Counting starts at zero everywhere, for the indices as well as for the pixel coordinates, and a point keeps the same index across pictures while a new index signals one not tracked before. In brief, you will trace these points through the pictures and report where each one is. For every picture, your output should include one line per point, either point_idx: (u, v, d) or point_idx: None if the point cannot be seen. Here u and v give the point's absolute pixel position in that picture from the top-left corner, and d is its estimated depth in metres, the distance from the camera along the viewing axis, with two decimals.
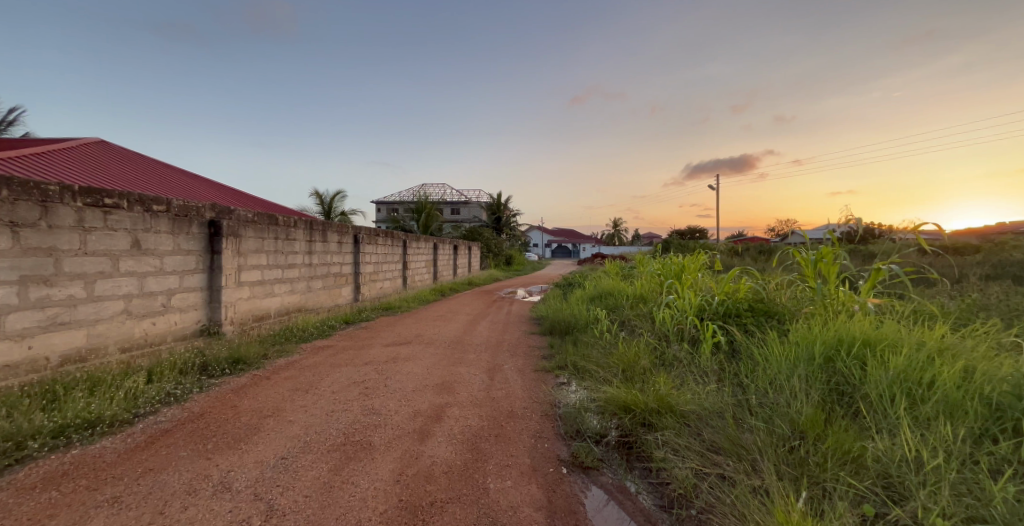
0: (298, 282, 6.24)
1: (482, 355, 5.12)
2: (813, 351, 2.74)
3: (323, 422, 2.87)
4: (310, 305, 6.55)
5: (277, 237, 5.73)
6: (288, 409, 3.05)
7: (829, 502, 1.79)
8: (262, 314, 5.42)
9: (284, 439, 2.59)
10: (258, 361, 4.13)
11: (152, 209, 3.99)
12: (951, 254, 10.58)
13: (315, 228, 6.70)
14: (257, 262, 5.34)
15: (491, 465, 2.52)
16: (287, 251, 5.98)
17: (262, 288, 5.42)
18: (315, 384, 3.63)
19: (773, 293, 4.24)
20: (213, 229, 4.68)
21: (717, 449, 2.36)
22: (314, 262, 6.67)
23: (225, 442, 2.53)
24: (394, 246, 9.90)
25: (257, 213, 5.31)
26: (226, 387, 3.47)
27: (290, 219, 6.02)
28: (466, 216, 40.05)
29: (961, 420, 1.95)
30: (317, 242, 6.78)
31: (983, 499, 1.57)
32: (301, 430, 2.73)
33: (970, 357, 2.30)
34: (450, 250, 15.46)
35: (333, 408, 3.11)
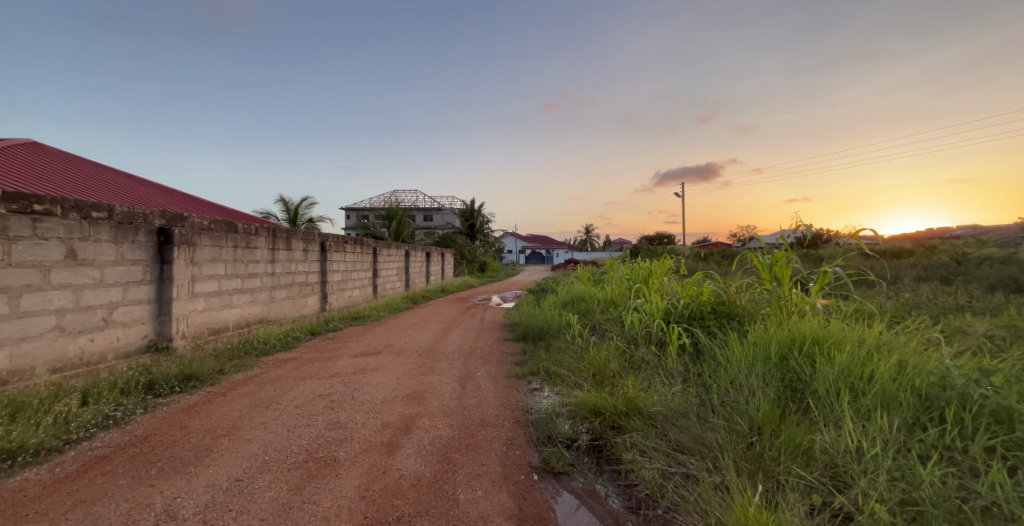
0: (259, 293, 6.01)
1: (454, 364, 5.08)
2: (769, 351, 2.89)
3: (285, 438, 2.77)
4: (273, 316, 6.30)
5: (236, 245, 5.52)
6: (245, 427, 2.92)
7: (781, 494, 1.88)
8: (219, 326, 5.19)
9: (241, 459, 2.48)
10: (212, 377, 3.94)
11: (91, 216, 3.77)
12: (887, 258, 11.42)
13: (278, 235, 6.47)
14: (214, 272, 5.12)
15: (462, 475, 2.50)
16: (247, 260, 5.74)
17: (219, 299, 5.20)
18: (276, 399, 3.50)
19: (733, 296, 4.44)
20: (163, 237, 4.45)
21: (682, 449, 2.44)
22: (277, 271, 6.43)
23: (170, 466, 2.40)
24: (364, 254, 9.70)
25: (214, 220, 5.09)
26: (175, 406, 3.30)
27: (250, 226, 5.80)
28: (438, 223, 39.66)
29: (896, 410, 2.10)
30: (281, 250, 6.56)
31: (914, 482, 1.69)
32: (260, 448, 2.63)
33: (904, 351, 2.50)
34: (423, 258, 15.23)
35: (296, 424, 3.00)
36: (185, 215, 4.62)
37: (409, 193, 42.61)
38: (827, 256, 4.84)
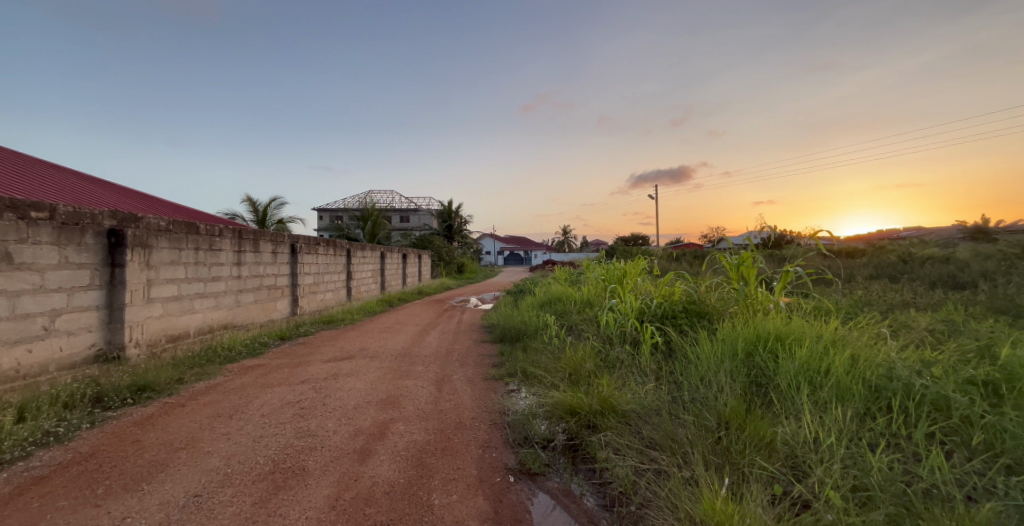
0: (224, 297, 5.78)
1: (431, 367, 5.03)
2: (736, 347, 2.99)
3: (250, 449, 2.67)
4: (239, 321, 6.07)
5: (197, 247, 5.30)
6: (206, 439, 2.80)
7: (746, 485, 1.95)
8: (178, 333, 4.96)
9: (201, 473, 2.38)
10: (169, 387, 3.77)
11: (29, 216, 3.55)
12: (842, 258, 12.03)
13: (245, 237, 6.24)
14: (173, 275, 4.90)
15: (437, 480, 2.48)
16: (210, 263, 5.52)
17: (178, 304, 4.97)
18: (241, 408, 3.38)
19: (704, 295, 4.56)
20: (114, 239, 4.23)
21: (655, 445, 2.50)
22: (244, 274, 6.21)
23: (119, 484, 2.27)
24: (337, 256, 9.47)
25: (172, 221, 4.88)
26: (126, 419, 3.13)
27: (213, 228, 5.58)
28: (414, 224, 39.19)
29: (850, 401, 2.21)
30: (248, 252, 6.33)
31: (865, 469, 1.78)
32: (222, 461, 2.53)
33: (857, 346, 2.63)
34: (399, 258, 15.01)
35: (262, 434, 2.91)
36: (139, 215, 4.39)
37: (385, 193, 41.97)
38: (789, 257, 5.04)
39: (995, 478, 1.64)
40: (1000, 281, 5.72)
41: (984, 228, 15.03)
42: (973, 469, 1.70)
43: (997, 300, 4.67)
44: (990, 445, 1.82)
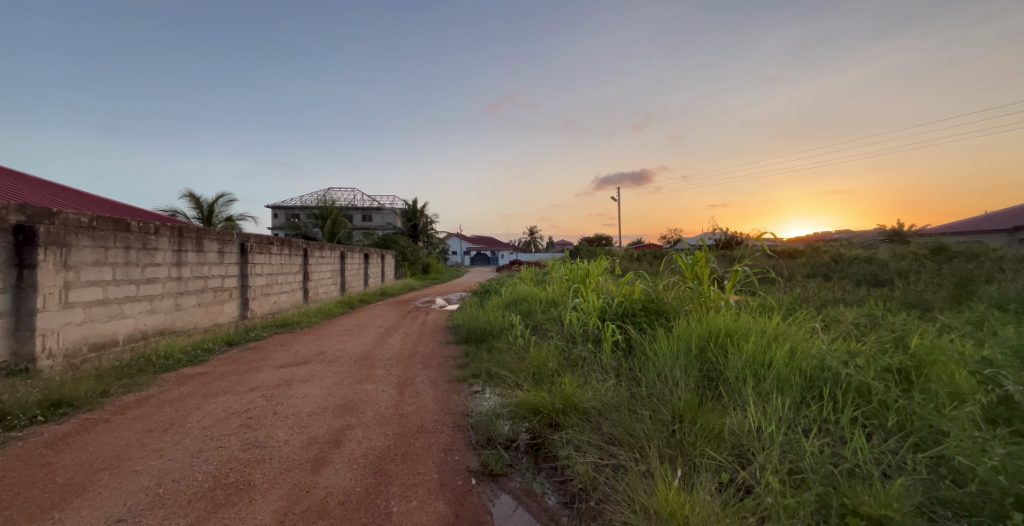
0: (160, 301, 5.40)
1: (392, 370, 4.93)
2: (690, 343, 3.12)
3: (187, 465, 2.51)
4: (178, 326, 5.69)
5: (128, 247, 4.93)
6: (134, 457, 2.60)
7: (697, 474, 2.03)
8: (104, 341, 4.59)
9: (129, 495, 2.21)
10: (90, 402, 3.47)
11: None
12: (784, 258, 12.89)
13: (184, 235, 5.86)
14: (97, 277, 4.53)
15: (395, 487, 2.43)
16: (142, 264, 5.14)
17: (103, 309, 4.60)
18: (177, 421, 3.16)
19: (661, 293, 4.72)
20: (23, 236, 3.86)
21: (614, 441, 2.56)
22: (184, 276, 5.83)
23: (27, 512, 2.07)
24: (293, 256, 9.08)
25: (96, 217, 4.52)
26: (37, 439, 2.86)
27: (145, 225, 5.20)
28: (376, 223, 38.26)
29: (789, 390, 2.37)
30: (189, 252, 5.95)
31: (801, 453, 1.91)
32: (154, 479, 2.36)
33: (797, 339, 2.82)
34: (360, 259, 14.60)
35: (202, 448, 2.74)
36: (53, 210, 4.03)
37: (346, 191, 40.74)
38: (740, 257, 5.32)
39: (905, 456, 1.81)
40: (912, 279, 6.34)
41: (900, 232, 16.66)
42: (889, 449, 1.86)
43: (910, 295, 5.17)
44: (902, 426, 2.01)
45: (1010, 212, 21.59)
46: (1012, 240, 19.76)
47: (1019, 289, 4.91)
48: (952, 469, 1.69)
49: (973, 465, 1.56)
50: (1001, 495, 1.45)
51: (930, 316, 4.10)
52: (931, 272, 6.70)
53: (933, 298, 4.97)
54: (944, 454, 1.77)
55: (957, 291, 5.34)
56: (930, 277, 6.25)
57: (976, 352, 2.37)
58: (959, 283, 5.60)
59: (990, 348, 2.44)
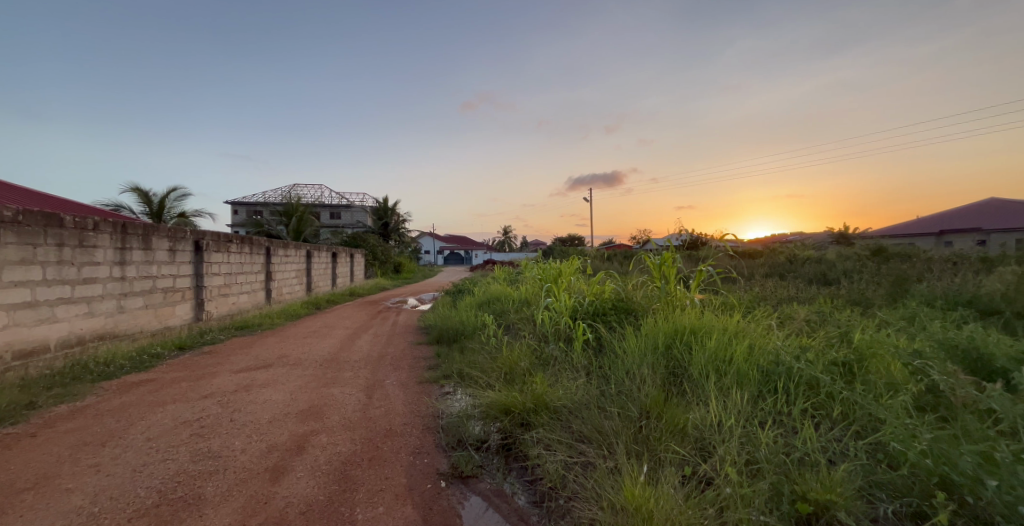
0: (100, 303, 5.06)
1: (360, 373, 4.80)
2: (657, 341, 3.18)
3: (130, 481, 2.35)
4: (122, 330, 5.35)
5: (61, 244, 4.61)
6: (66, 475, 2.41)
7: (662, 468, 2.07)
8: (34, 347, 4.25)
9: (60, 515, 2.04)
10: (15, 415, 3.18)
11: None
12: (745, 258, 13.45)
13: (129, 232, 5.52)
14: (24, 277, 4.20)
15: (361, 493, 2.36)
16: (79, 262, 4.81)
17: (32, 312, 4.26)
18: (118, 433, 2.96)
19: (630, 292, 4.80)
20: None
21: (584, 438, 2.57)
22: (128, 276, 5.49)
23: None
24: (254, 255, 8.72)
25: (24, 211, 4.20)
26: None
27: (83, 221, 4.88)
28: (345, 221, 37.33)
29: (748, 384, 2.45)
30: (135, 250, 5.61)
31: (757, 444, 1.98)
32: (90, 497, 2.19)
33: (756, 336, 2.93)
34: (328, 258, 14.20)
35: (147, 461, 2.57)
36: None
37: (312, 188, 39.56)
38: (705, 257, 5.49)
39: (848, 443, 1.92)
40: (856, 277, 6.75)
41: (848, 235, 17.77)
42: (835, 437, 1.97)
43: (854, 293, 5.50)
44: (846, 416, 2.12)
45: (943, 216, 23.39)
46: (942, 242, 21.44)
47: (945, 287, 5.33)
48: (888, 454, 1.80)
49: (904, 449, 1.66)
50: (928, 475, 1.56)
51: (871, 313, 4.37)
52: (872, 271, 7.16)
53: (873, 296, 5.32)
54: (880, 440, 1.88)
55: (894, 288, 5.73)
56: (869, 276, 6.69)
57: (910, 345, 2.54)
58: (897, 281, 6.01)
59: (922, 341, 2.63)
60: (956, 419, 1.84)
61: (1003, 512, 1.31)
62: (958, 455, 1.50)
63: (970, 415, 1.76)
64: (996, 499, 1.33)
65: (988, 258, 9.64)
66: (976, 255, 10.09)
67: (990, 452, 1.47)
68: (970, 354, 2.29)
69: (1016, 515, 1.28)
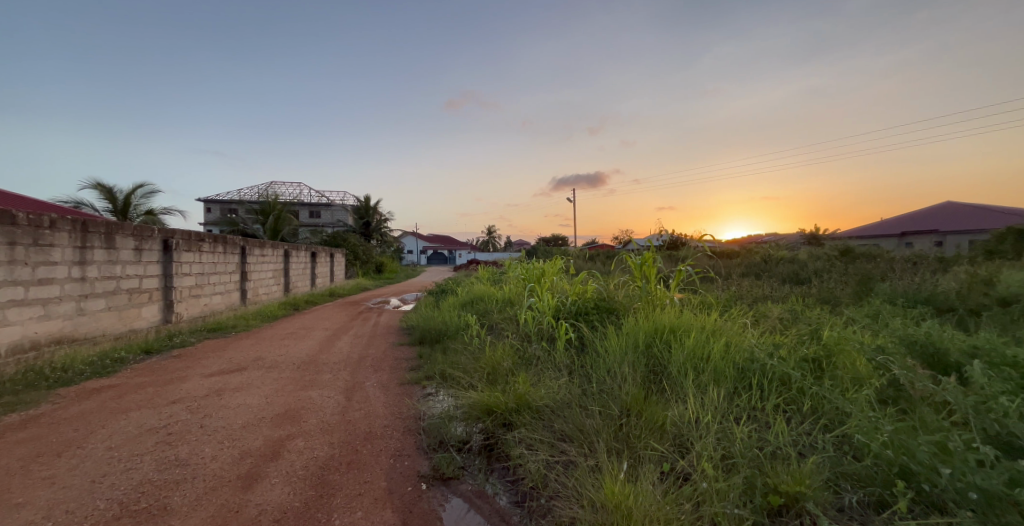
0: (58, 305, 4.84)
1: (339, 375, 4.70)
2: (637, 340, 3.20)
3: (90, 492, 2.24)
4: (83, 333, 5.12)
5: (13, 243, 4.39)
6: (17, 488, 2.28)
7: (642, 465, 2.08)
8: None
9: None
10: None
11: None
12: (721, 258, 13.78)
13: (90, 231, 5.30)
14: None
15: (339, 498, 2.30)
16: (34, 262, 4.59)
17: None
18: (77, 443, 2.82)
19: (612, 291, 4.84)
20: None
21: (566, 437, 2.57)
22: (89, 277, 5.26)
23: None
24: (228, 255, 8.47)
25: None
26: None
27: (38, 219, 4.65)
28: (324, 220, 36.69)
29: (725, 381, 2.49)
30: (97, 249, 5.38)
31: (733, 439, 2.01)
32: (45, 511, 2.08)
33: (733, 334, 2.98)
34: (306, 257, 13.92)
35: (109, 471, 2.46)
36: None
37: (291, 186, 38.73)
38: (684, 256, 5.58)
39: (816, 436, 1.97)
40: (825, 276, 6.99)
41: (818, 235, 18.41)
42: (806, 431, 2.01)
43: (824, 291, 5.68)
44: (816, 410, 2.18)
45: (906, 217, 24.43)
46: (903, 242, 22.47)
47: (905, 285, 5.57)
48: (853, 446, 1.85)
49: (867, 441, 1.72)
50: (889, 466, 1.61)
51: (839, 310, 4.53)
52: (841, 270, 7.42)
53: (841, 294, 5.51)
54: (846, 432, 1.94)
55: (860, 286, 5.95)
56: (837, 275, 6.94)
57: (873, 341, 2.63)
58: (863, 280, 6.25)
59: (885, 337, 2.73)
60: (914, 411, 1.92)
61: (955, 498, 1.38)
62: (916, 446, 1.56)
63: (927, 407, 1.83)
64: (950, 486, 1.39)
65: (944, 258, 10.17)
66: (934, 256, 10.60)
67: (945, 441, 1.54)
68: (928, 349, 2.38)
69: (968, 501, 1.35)
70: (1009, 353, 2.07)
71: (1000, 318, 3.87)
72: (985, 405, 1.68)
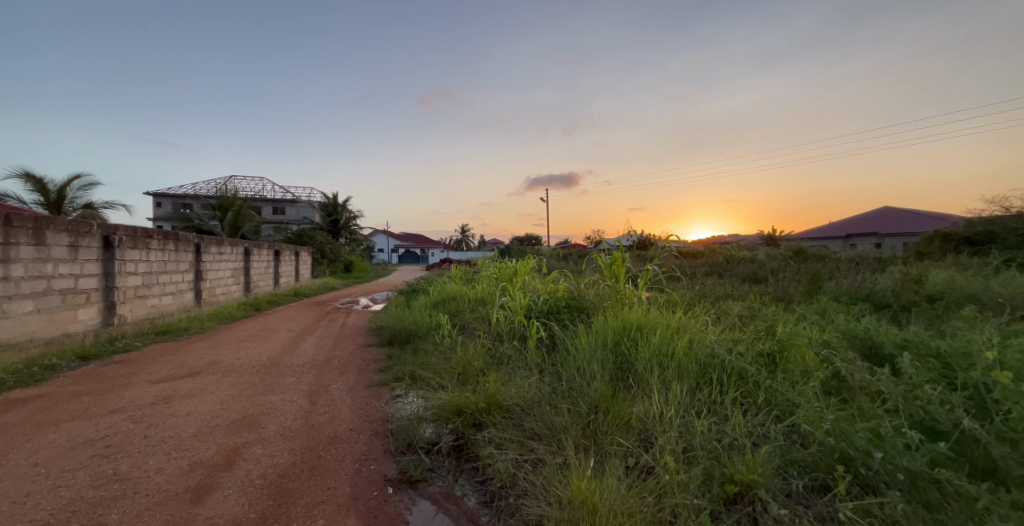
0: None
1: (303, 378, 4.52)
2: (606, 338, 3.22)
3: (14, 514, 2.04)
4: (4, 338, 4.71)
5: None
6: None
7: (608, 460, 2.08)
8: None
9: None
10: None
11: None
12: (687, 257, 14.19)
13: (15, 226, 4.88)
14: None
15: (299, 507, 2.20)
16: None
17: None
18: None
19: (582, 290, 4.88)
20: None
21: (535, 435, 2.55)
22: (13, 276, 4.85)
23: None
24: (180, 253, 8.02)
25: None
26: None
27: None
28: (289, 217, 35.42)
29: (687, 377, 2.53)
30: (22, 246, 4.97)
31: (694, 431, 2.05)
32: None
33: (697, 331, 3.04)
34: (269, 256, 13.37)
35: (36, 489, 2.26)
36: None
37: (253, 181, 37.14)
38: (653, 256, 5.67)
39: (769, 427, 2.03)
40: (780, 275, 7.33)
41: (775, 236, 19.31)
42: (760, 423, 2.07)
43: (779, 289, 5.93)
44: (770, 402, 2.25)
45: (853, 219, 26.01)
46: (851, 243, 23.90)
47: (850, 284, 5.90)
48: (802, 435, 1.93)
49: (812, 429, 1.79)
50: (830, 452, 1.69)
51: (793, 307, 4.74)
52: (794, 270, 7.81)
53: (794, 292, 5.78)
54: (795, 422, 2.02)
55: (811, 284, 6.27)
56: (791, 274, 7.29)
57: (820, 335, 2.76)
58: (813, 278, 6.58)
59: (830, 332, 2.86)
60: (854, 400, 2.02)
61: (885, 479, 1.49)
62: (854, 433, 1.64)
63: (864, 396, 1.93)
64: (881, 469, 1.49)
65: (881, 258, 10.96)
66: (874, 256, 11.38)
67: (878, 427, 1.63)
68: (867, 341, 2.51)
69: (896, 482, 1.47)
70: (933, 344, 2.20)
71: (928, 313, 4.19)
72: (913, 393, 1.79)
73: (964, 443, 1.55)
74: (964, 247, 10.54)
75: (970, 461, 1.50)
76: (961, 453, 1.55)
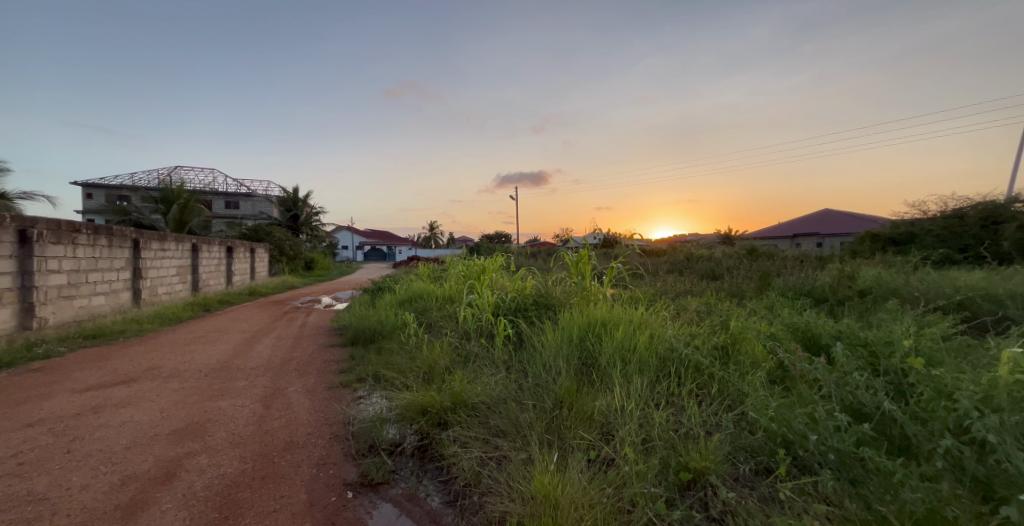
0: None
1: (257, 381, 4.27)
2: (572, 334, 3.21)
3: None
4: None
5: None
6: None
7: (569, 454, 2.07)
8: None
9: None
10: None
11: None
12: (648, 255, 14.53)
13: None
14: None
15: (249, 518, 2.06)
16: None
17: None
18: None
19: (549, 288, 4.87)
20: None
21: (500, 432, 2.50)
22: None
23: None
24: (114, 250, 7.42)
25: None
26: None
27: None
28: (244, 213, 33.68)
29: (647, 371, 2.56)
30: None
31: (653, 422, 2.06)
32: None
33: (658, 326, 3.09)
34: (220, 253, 12.63)
35: None
36: None
37: (203, 174, 35.03)
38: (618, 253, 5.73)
39: (720, 415, 2.08)
40: (735, 273, 7.62)
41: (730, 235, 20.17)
42: (712, 412, 2.12)
43: (733, 286, 6.16)
44: (723, 393, 2.31)
45: (799, 220, 27.62)
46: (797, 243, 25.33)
47: (796, 280, 6.21)
48: (750, 422, 1.98)
49: (758, 416, 1.85)
50: (774, 437, 1.75)
51: (745, 302, 4.93)
52: (747, 267, 8.15)
53: (747, 288, 6.01)
54: (744, 411, 2.08)
55: (763, 280, 6.55)
56: (744, 272, 7.60)
57: (767, 328, 2.87)
58: (764, 275, 6.88)
59: (777, 324, 2.97)
60: (794, 388, 2.10)
61: (818, 459, 1.54)
62: (794, 418, 1.71)
63: (803, 384, 2.02)
64: (816, 450, 1.54)
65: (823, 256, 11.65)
66: (817, 254, 12.09)
67: (815, 412, 1.70)
68: (806, 332, 2.62)
69: (827, 461, 1.52)
70: (862, 334, 2.30)
71: (863, 306, 4.46)
72: (844, 380, 1.88)
73: (884, 423, 1.64)
74: (889, 247, 11.36)
75: (889, 439, 1.58)
76: (882, 433, 1.63)
